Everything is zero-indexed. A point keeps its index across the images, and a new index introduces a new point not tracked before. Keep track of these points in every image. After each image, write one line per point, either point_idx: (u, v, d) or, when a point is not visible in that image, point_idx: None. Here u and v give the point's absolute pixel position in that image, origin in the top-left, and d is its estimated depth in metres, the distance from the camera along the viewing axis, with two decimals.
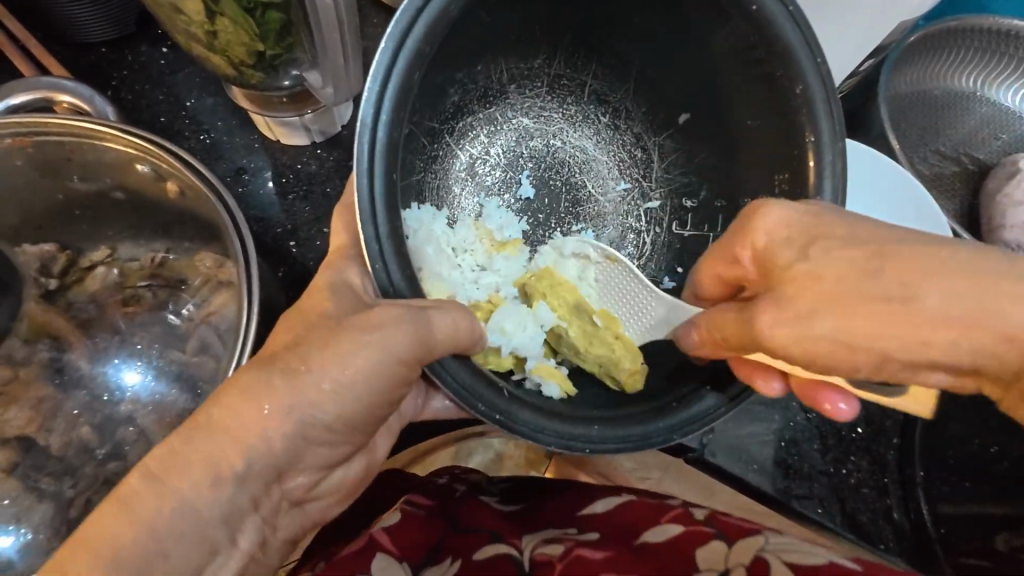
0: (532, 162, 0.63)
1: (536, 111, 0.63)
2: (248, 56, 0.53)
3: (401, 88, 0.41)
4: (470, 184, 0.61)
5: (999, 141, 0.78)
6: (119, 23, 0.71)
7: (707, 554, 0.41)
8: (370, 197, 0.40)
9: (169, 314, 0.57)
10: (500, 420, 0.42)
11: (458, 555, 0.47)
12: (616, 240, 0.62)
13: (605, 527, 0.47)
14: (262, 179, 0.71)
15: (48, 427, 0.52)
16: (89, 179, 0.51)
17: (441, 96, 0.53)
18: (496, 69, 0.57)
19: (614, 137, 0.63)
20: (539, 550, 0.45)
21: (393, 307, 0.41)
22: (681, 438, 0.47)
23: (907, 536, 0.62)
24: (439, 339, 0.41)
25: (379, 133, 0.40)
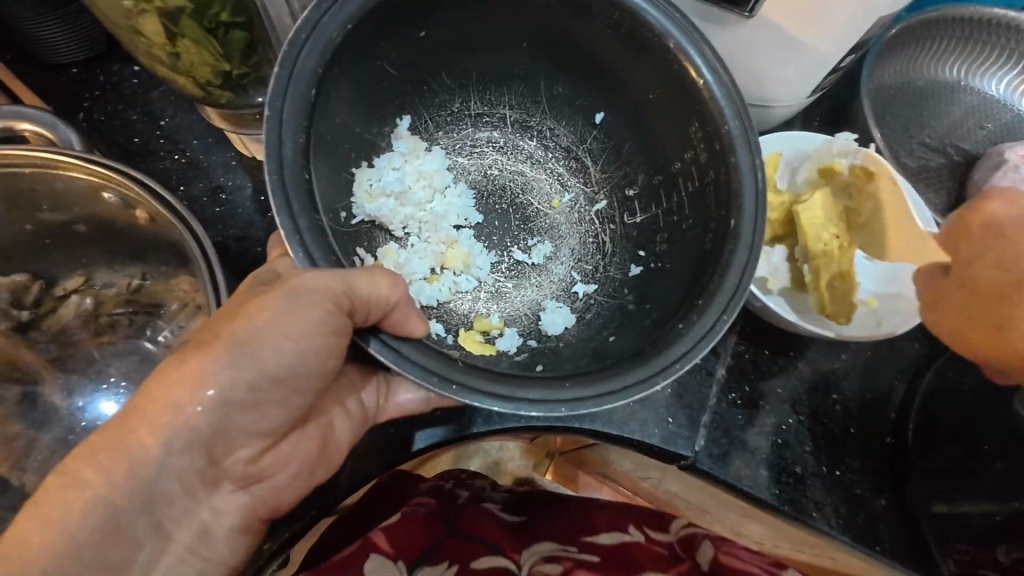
0: (475, 191, 0.65)
1: (467, 147, 0.65)
2: (215, 76, 0.52)
3: (300, 108, 0.43)
4: (424, 224, 0.62)
5: (985, 130, 0.77)
6: (88, 41, 0.70)
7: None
8: (281, 212, 0.41)
9: (146, 341, 0.56)
10: (458, 389, 0.42)
11: (455, 560, 0.53)
12: (579, 249, 0.64)
13: (606, 554, 0.56)
14: (240, 197, 0.69)
15: (22, 466, 0.52)
16: (58, 209, 0.50)
17: (366, 123, 0.56)
18: (419, 119, 0.62)
19: (544, 156, 0.66)
20: (538, 566, 0.54)
21: (320, 274, 0.41)
22: (665, 381, 0.45)
23: (904, 537, 0.61)
24: (361, 287, 0.42)
25: (284, 151, 0.42)
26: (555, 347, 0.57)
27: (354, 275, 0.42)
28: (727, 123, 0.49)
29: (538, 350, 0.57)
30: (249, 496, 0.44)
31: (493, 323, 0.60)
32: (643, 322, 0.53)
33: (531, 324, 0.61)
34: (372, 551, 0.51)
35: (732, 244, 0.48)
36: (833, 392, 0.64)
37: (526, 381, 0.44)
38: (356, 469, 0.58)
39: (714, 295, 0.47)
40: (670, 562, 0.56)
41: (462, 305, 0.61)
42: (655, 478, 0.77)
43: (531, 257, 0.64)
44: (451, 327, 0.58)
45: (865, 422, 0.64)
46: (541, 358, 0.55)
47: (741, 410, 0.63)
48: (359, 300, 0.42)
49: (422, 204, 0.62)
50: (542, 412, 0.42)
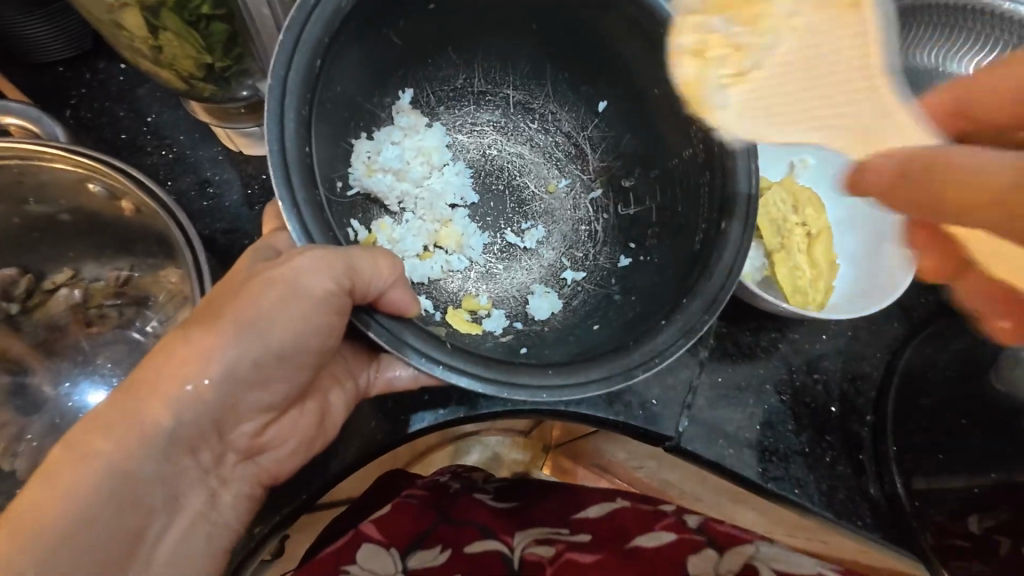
0: (473, 170, 0.66)
1: (468, 126, 0.66)
2: (197, 69, 0.53)
3: (304, 78, 0.42)
4: (418, 200, 0.63)
5: None
6: (76, 39, 0.71)
7: (697, 561, 0.50)
8: (280, 183, 0.41)
9: (135, 332, 0.57)
10: (442, 368, 0.43)
11: (447, 544, 0.55)
12: (570, 235, 0.65)
13: (598, 531, 0.57)
14: (228, 192, 0.70)
15: (14, 451, 0.53)
16: (45, 202, 0.51)
17: (366, 101, 0.55)
18: (422, 92, 0.62)
19: (545, 139, 0.67)
20: (529, 550, 0.54)
21: (316, 257, 0.41)
22: (643, 373, 0.46)
23: (884, 512, 0.62)
24: (362, 267, 0.43)
25: (287, 123, 0.41)
26: (542, 330, 0.58)
27: (354, 254, 0.43)
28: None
29: (524, 333, 0.58)
30: (254, 465, 0.48)
31: (482, 304, 0.61)
32: (632, 311, 0.54)
33: (519, 306, 0.61)
34: (364, 541, 0.53)
35: (722, 244, 0.48)
36: (814, 372, 0.65)
37: (513, 368, 0.45)
38: (346, 454, 0.59)
39: (700, 295, 0.47)
40: (655, 520, 0.57)
41: (451, 284, 0.62)
42: (650, 467, 0.79)
43: (523, 240, 0.65)
44: (439, 304, 0.59)
45: (845, 401, 0.65)
46: (526, 341, 0.56)
47: (724, 391, 0.64)
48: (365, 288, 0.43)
49: (420, 181, 0.63)
50: (524, 398, 0.43)
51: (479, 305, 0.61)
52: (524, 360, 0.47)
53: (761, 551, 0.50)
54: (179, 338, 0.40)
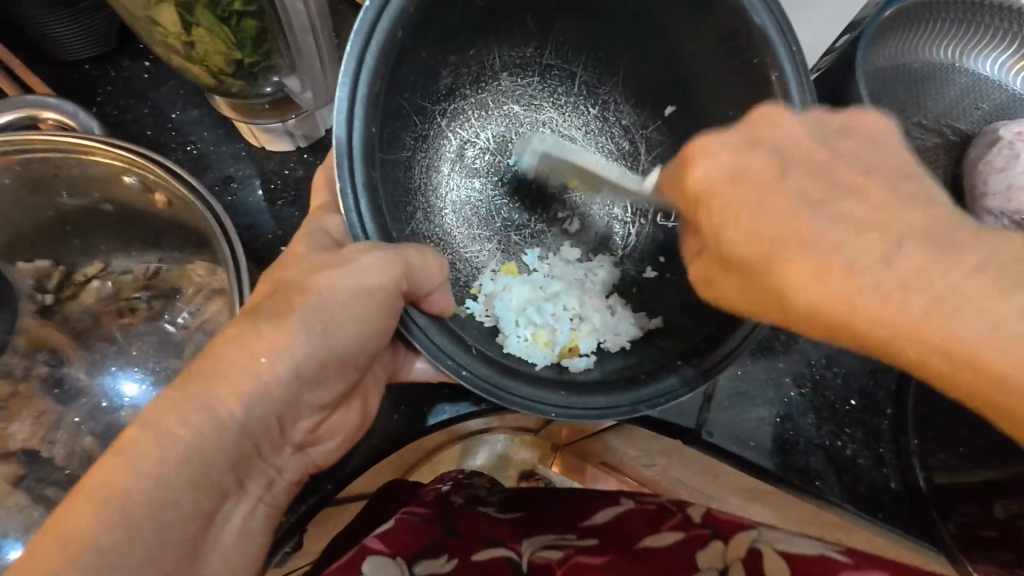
0: (524, 146, 0.67)
1: (527, 99, 0.66)
2: (226, 65, 0.54)
3: (382, 54, 0.44)
4: (460, 167, 0.63)
5: (980, 110, 0.79)
6: (100, 38, 0.72)
7: (708, 555, 0.46)
8: (344, 160, 0.43)
9: (165, 323, 0.56)
10: (465, 375, 0.45)
11: (454, 552, 0.51)
12: (602, 232, 0.66)
13: (608, 536, 0.51)
14: (252, 187, 0.71)
15: (52, 438, 0.51)
16: (78, 195, 0.52)
17: (432, 78, 0.56)
18: (491, 54, 0.60)
19: (600, 127, 0.67)
20: (538, 554, 0.50)
21: (369, 256, 0.43)
22: (648, 409, 0.49)
23: (903, 503, 0.63)
24: (416, 266, 0.44)
25: (359, 95, 0.43)
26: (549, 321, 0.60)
27: (410, 254, 0.44)
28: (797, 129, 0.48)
29: (531, 316, 0.60)
30: (304, 457, 0.48)
31: (497, 286, 0.62)
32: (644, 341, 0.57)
33: (535, 286, 0.63)
34: (368, 556, 0.49)
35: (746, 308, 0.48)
36: (834, 366, 0.65)
37: (531, 381, 0.48)
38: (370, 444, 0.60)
39: (719, 343, 0.50)
40: (662, 519, 0.52)
41: (479, 256, 0.63)
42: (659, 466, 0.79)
43: (556, 229, 0.66)
44: (461, 279, 0.60)
45: (865, 395, 0.65)
46: (541, 338, 0.59)
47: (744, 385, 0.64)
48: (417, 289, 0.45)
49: (469, 145, 0.64)
50: (531, 412, 0.46)
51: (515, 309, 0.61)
52: (539, 374, 0.50)
53: (763, 535, 0.46)
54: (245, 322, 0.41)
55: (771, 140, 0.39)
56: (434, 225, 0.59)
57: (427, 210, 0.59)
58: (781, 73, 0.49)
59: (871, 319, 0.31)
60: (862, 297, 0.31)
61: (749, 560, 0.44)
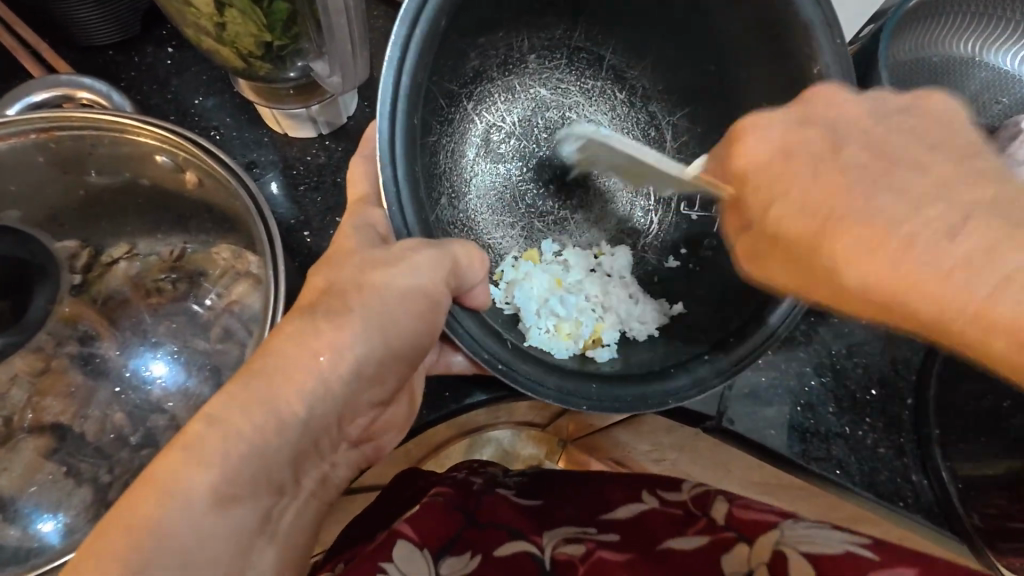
0: (550, 130, 0.66)
1: (554, 83, 0.66)
2: (257, 47, 0.54)
3: (427, 35, 0.44)
4: (486, 151, 0.63)
5: (999, 104, 0.80)
6: (125, 24, 0.72)
7: (731, 560, 0.45)
8: (385, 149, 0.43)
9: (193, 305, 0.56)
10: (502, 369, 0.47)
11: (477, 549, 0.51)
12: (625, 219, 0.66)
13: (627, 533, 0.51)
14: (271, 174, 0.71)
15: (83, 415, 0.51)
16: (107, 173, 0.53)
17: (462, 61, 0.56)
18: (518, 37, 0.61)
19: (626, 113, 0.67)
20: (560, 549, 0.50)
21: (417, 252, 0.44)
22: (676, 404, 0.51)
23: (925, 493, 0.63)
24: (462, 262, 0.46)
25: (402, 86, 0.44)
26: (565, 311, 0.61)
27: (455, 250, 0.46)
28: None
29: (549, 305, 0.61)
30: (358, 454, 0.49)
31: (518, 271, 0.62)
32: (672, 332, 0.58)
33: (555, 275, 0.63)
34: (397, 540, 0.50)
35: (774, 305, 0.51)
36: (854, 356, 0.65)
37: (561, 374, 0.49)
38: None
39: (744, 339, 0.52)
40: (686, 522, 0.51)
41: (502, 242, 0.63)
42: None
43: (580, 215, 0.66)
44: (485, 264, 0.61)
45: (886, 385, 0.65)
46: (562, 330, 0.59)
47: (763, 374, 0.65)
48: (461, 282, 0.46)
49: (495, 129, 0.64)
50: (564, 405, 0.48)
51: (535, 293, 0.61)
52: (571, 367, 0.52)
53: (789, 533, 0.44)
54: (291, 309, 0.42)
55: (827, 119, 0.39)
56: (458, 209, 0.59)
57: (453, 195, 0.59)
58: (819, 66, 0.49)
59: (925, 293, 0.31)
60: (943, 285, 0.30)
61: (773, 564, 0.42)
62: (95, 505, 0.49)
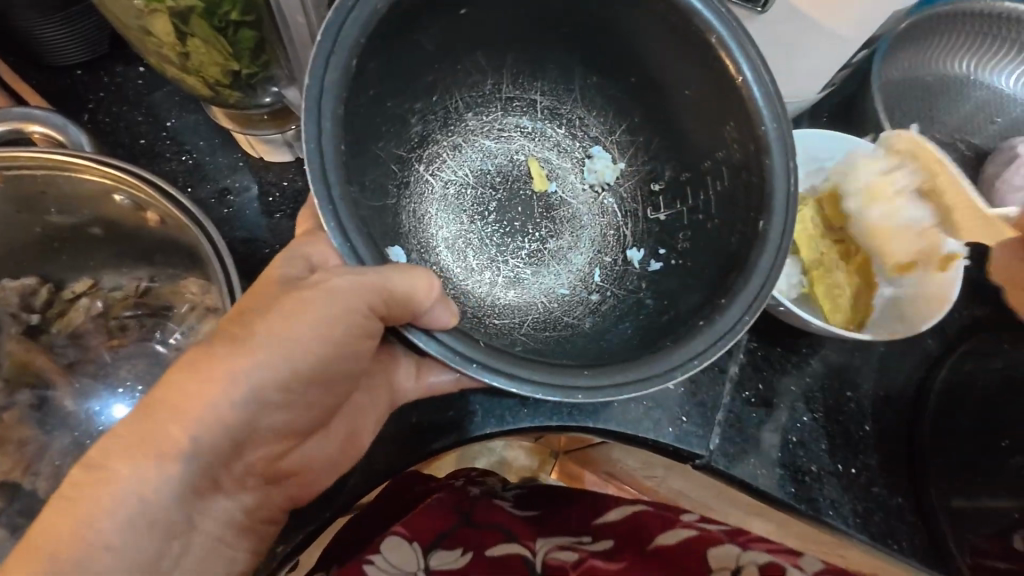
0: (501, 175, 0.64)
1: (496, 132, 0.64)
2: (223, 76, 0.52)
3: (340, 79, 0.42)
4: (445, 206, 0.61)
5: (995, 125, 0.75)
6: (93, 42, 0.69)
7: (719, 554, 0.45)
8: (326, 209, 0.40)
9: (156, 344, 0.54)
10: (478, 365, 0.42)
11: (469, 547, 0.48)
12: (598, 240, 0.63)
13: (621, 536, 0.51)
14: (245, 200, 0.69)
15: (36, 470, 0.51)
16: (67, 212, 0.50)
17: (401, 126, 0.56)
18: (451, 98, 0.60)
19: (570, 145, 0.65)
20: (552, 554, 0.47)
21: (341, 279, 0.41)
22: (680, 376, 0.45)
23: (920, 533, 0.61)
24: (396, 287, 0.42)
25: (325, 151, 0.41)
26: (583, 334, 0.55)
27: (391, 276, 0.42)
28: (762, 116, 0.48)
29: (564, 334, 0.55)
30: None
31: None
32: (671, 303, 0.53)
33: (551, 313, 0.58)
34: (388, 537, 0.48)
35: (760, 247, 0.47)
36: (847, 390, 0.64)
37: (547, 366, 0.44)
38: (367, 471, 0.57)
39: (738, 297, 0.47)
40: (673, 520, 0.52)
41: (484, 285, 0.59)
42: (659, 477, 0.79)
43: (553, 247, 0.62)
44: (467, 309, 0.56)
45: (880, 421, 0.63)
46: (563, 344, 0.53)
47: (753, 409, 0.62)
48: (393, 308, 0.43)
49: (452, 181, 0.62)
50: (557, 397, 0.43)
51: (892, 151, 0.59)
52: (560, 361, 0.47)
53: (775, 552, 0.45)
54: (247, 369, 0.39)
55: None
56: (430, 265, 0.57)
57: (420, 252, 0.56)
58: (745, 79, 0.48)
59: None
60: None
61: (764, 563, 0.43)
62: None
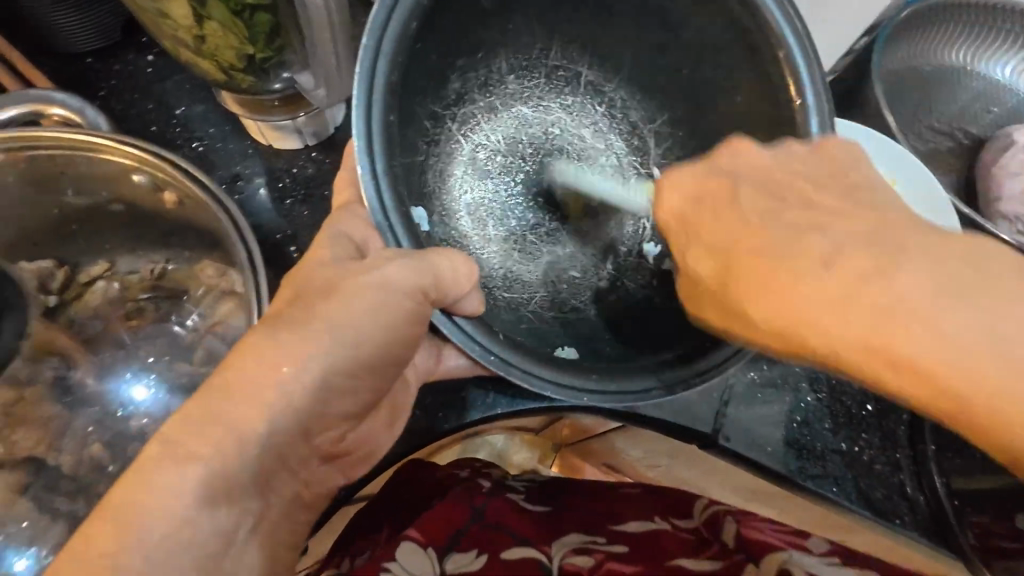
0: (534, 146, 0.65)
1: (535, 101, 0.64)
2: (238, 60, 0.52)
3: (397, 46, 0.44)
4: (473, 171, 0.61)
5: (991, 114, 0.78)
6: (103, 30, 0.70)
7: (741, 573, 0.40)
8: (364, 169, 0.42)
9: (174, 326, 0.54)
10: (495, 359, 0.44)
11: (483, 547, 0.45)
12: (618, 228, 0.63)
13: (633, 543, 0.46)
14: (256, 186, 0.69)
15: (58, 446, 0.50)
16: (84, 193, 0.51)
17: (442, 83, 0.55)
18: (496, 59, 0.59)
19: (608, 126, 0.65)
20: (568, 559, 0.44)
21: (392, 263, 0.43)
22: (682, 391, 0.48)
23: (921, 510, 0.62)
24: (444, 276, 0.44)
25: (372, 103, 0.43)
26: (587, 321, 0.57)
27: (434, 261, 0.44)
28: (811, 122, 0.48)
29: (569, 317, 0.57)
30: None
31: None
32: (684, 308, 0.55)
33: (560, 294, 0.59)
34: (403, 539, 0.48)
35: None
36: None
37: (559, 366, 0.46)
38: None
39: None
40: (693, 535, 0.46)
41: (494, 258, 0.60)
42: None
43: (573, 227, 0.63)
44: (484, 279, 0.57)
45: (881, 400, 0.64)
46: (571, 331, 0.55)
47: (758, 390, 0.64)
48: (438, 292, 0.44)
49: (482, 144, 0.63)
50: (568, 399, 0.45)
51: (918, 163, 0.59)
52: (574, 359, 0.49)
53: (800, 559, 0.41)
54: (272, 343, 0.40)
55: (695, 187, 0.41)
56: (450, 229, 0.57)
57: (442, 214, 0.57)
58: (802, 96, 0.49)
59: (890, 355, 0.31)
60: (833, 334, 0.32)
61: None
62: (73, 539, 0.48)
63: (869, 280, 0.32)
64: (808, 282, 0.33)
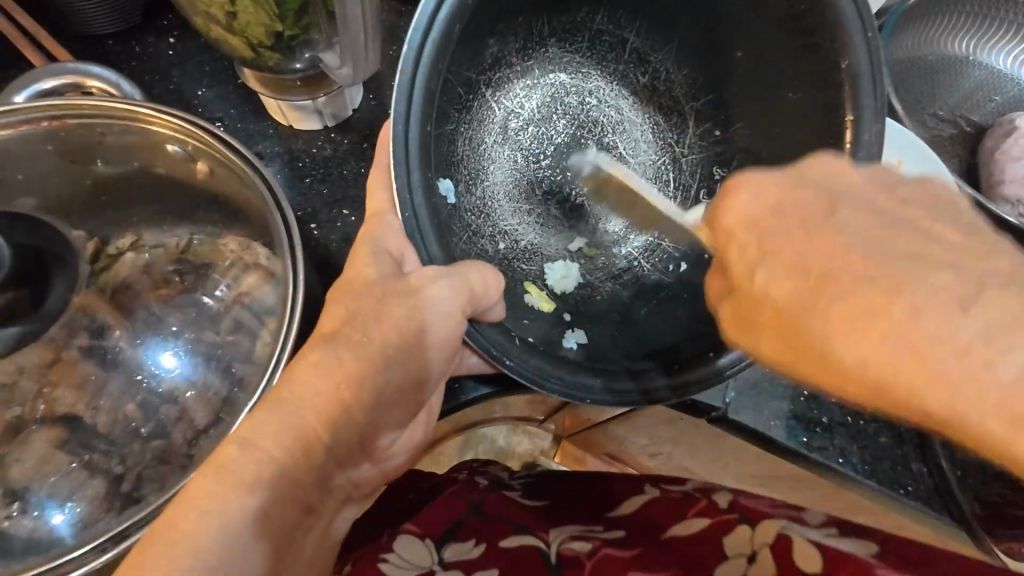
0: (569, 116, 0.67)
1: (574, 68, 0.66)
2: (267, 37, 0.54)
3: (442, 43, 0.45)
4: (504, 138, 0.63)
5: (993, 103, 0.79)
6: (125, 14, 0.71)
7: (732, 540, 0.44)
8: (401, 171, 0.44)
9: (203, 297, 0.55)
10: (510, 365, 0.47)
11: (483, 539, 0.50)
12: None
13: (629, 526, 0.50)
14: (276, 165, 0.71)
15: (94, 406, 0.51)
16: (115, 163, 0.54)
17: (480, 48, 0.56)
18: (540, 20, 0.61)
19: (647, 96, 0.67)
20: (567, 545, 0.48)
21: (425, 271, 0.45)
22: (681, 399, 0.50)
23: (926, 482, 0.64)
24: (475, 287, 0.46)
25: (415, 98, 0.44)
26: (599, 300, 0.60)
27: (470, 275, 0.46)
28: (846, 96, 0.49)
29: (583, 296, 0.60)
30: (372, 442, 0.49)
31: None
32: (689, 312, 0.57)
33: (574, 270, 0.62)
34: (402, 534, 0.51)
35: None
36: None
37: (568, 367, 0.49)
38: None
39: None
40: (685, 504, 0.50)
41: (517, 229, 0.62)
42: (667, 453, 0.82)
43: None
44: (505, 252, 0.59)
45: None
46: (573, 305, 0.59)
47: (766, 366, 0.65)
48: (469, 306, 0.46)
49: (514, 110, 0.64)
50: (568, 400, 0.48)
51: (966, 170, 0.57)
52: (583, 358, 0.51)
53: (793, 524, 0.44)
54: None
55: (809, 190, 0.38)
56: (475, 197, 0.59)
57: (470, 181, 0.59)
58: (850, 62, 0.48)
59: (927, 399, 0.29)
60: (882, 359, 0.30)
61: (776, 546, 0.43)
62: (106, 497, 0.49)
63: (959, 307, 0.29)
64: (859, 294, 0.31)
